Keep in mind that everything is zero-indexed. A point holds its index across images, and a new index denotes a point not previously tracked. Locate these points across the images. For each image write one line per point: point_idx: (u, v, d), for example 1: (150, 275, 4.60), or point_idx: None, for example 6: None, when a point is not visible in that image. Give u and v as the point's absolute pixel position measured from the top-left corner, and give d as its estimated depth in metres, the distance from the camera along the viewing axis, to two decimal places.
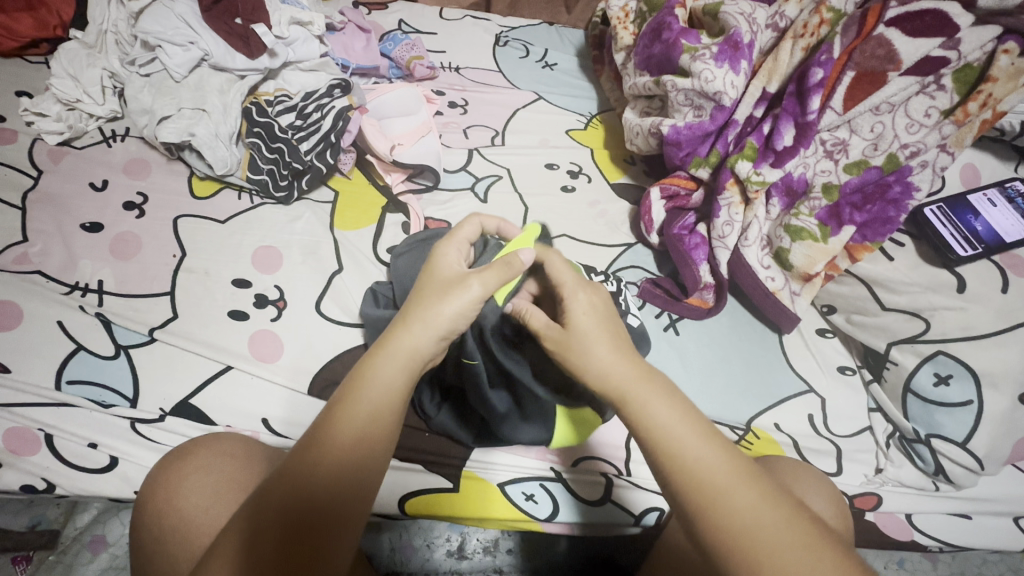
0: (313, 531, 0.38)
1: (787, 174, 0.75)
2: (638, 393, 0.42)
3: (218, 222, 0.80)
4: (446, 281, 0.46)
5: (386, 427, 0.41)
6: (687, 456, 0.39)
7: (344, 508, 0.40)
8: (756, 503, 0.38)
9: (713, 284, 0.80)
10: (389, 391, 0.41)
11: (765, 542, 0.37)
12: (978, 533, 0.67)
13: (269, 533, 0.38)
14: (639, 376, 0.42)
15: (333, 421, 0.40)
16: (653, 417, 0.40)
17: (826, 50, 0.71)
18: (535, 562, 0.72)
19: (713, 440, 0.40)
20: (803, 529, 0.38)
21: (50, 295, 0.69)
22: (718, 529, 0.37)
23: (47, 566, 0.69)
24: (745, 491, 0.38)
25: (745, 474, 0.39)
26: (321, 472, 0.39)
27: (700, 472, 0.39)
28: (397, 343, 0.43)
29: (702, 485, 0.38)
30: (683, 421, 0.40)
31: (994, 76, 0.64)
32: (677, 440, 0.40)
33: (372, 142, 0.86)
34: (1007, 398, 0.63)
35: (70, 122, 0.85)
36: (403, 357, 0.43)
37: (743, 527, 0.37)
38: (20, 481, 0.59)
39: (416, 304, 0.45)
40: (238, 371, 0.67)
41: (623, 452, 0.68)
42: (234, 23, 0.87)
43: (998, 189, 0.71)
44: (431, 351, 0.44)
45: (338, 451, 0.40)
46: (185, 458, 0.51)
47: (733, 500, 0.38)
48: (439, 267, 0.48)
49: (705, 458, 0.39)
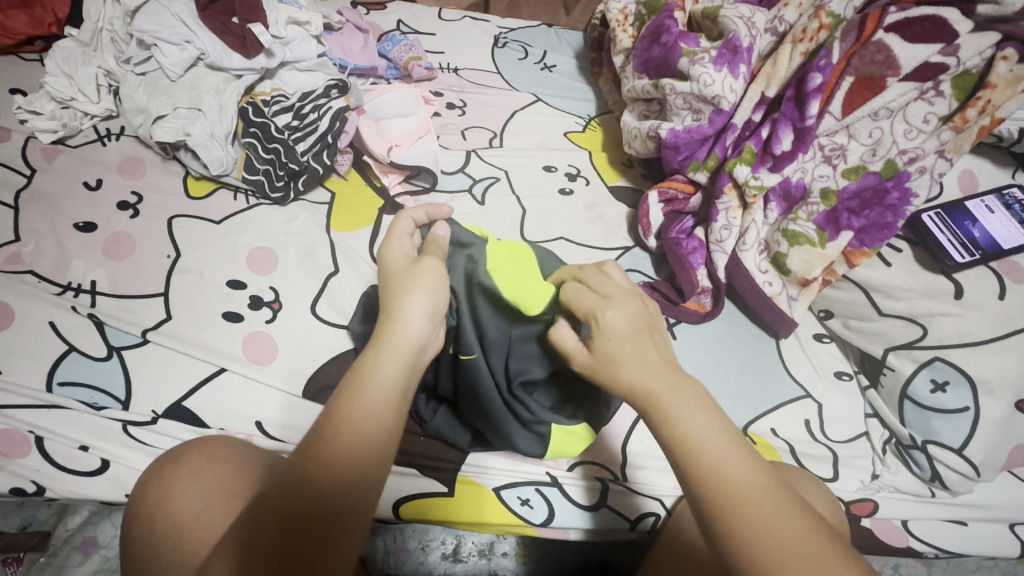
0: (320, 532, 0.38)
1: (786, 179, 0.75)
2: (661, 396, 0.41)
3: (213, 223, 0.79)
4: (417, 270, 0.46)
5: (390, 423, 0.41)
6: (704, 461, 0.39)
7: (348, 509, 0.39)
8: (774, 511, 0.38)
9: (710, 289, 0.80)
10: (393, 389, 0.41)
11: (783, 549, 0.37)
12: (974, 540, 0.67)
13: (273, 534, 0.37)
14: (667, 381, 0.42)
15: (339, 420, 0.40)
16: (674, 422, 0.40)
17: (826, 54, 0.71)
18: (532, 566, 0.71)
19: (732, 447, 0.40)
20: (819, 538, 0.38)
21: (42, 295, 0.69)
22: (736, 532, 0.37)
23: (37, 569, 0.69)
24: (766, 499, 0.38)
25: (764, 482, 0.39)
26: (332, 472, 0.39)
27: (722, 479, 0.38)
28: (388, 338, 0.43)
29: (720, 492, 0.38)
30: (705, 427, 0.40)
31: (993, 83, 0.64)
32: (697, 446, 0.39)
33: (369, 143, 0.85)
34: (1003, 405, 0.63)
35: (64, 120, 0.84)
36: (398, 352, 0.43)
37: (762, 535, 0.37)
38: (10, 484, 0.59)
39: (395, 299, 0.45)
40: (232, 373, 0.67)
41: (620, 457, 0.67)
42: (231, 23, 0.86)
43: (996, 196, 0.71)
44: (422, 342, 0.44)
45: (347, 450, 0.39)
46: (177, 462, 0.50)
47: (752, 508, 0.38)
48: (397, 258, 0.48)
49: (724, 463, 0.39)
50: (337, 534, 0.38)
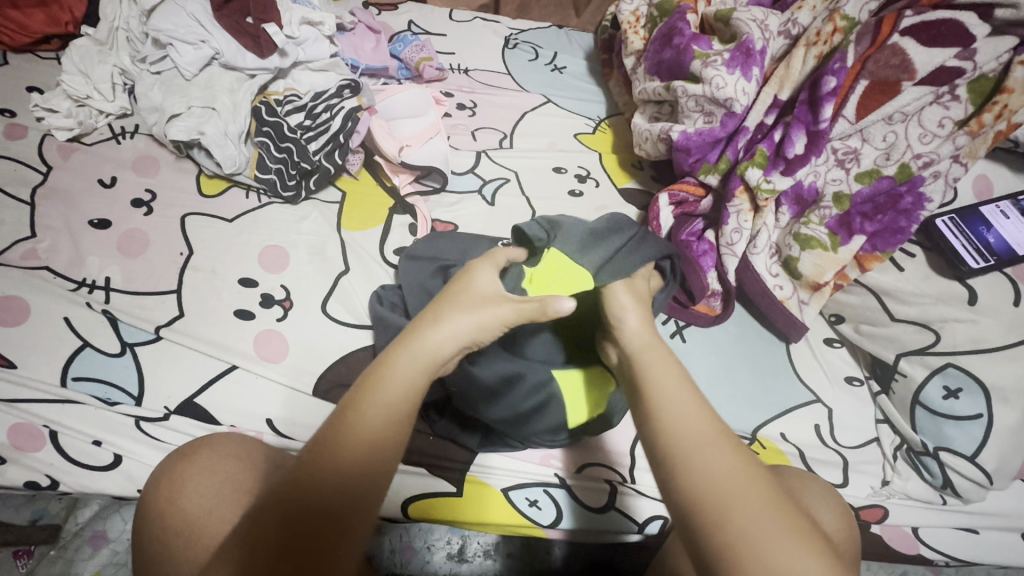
0: (324, 536, 0.37)
1: (798, 183, 0.75)
2: (645, 355, 0.46)
3: (226, 221, 0.80)
4: (480, 298, 0.48)
5: (398, 428, 0.41)
6: (672, 429, 0.40)
7: (343, 513, 0.38)
8: (736, 473, 0.38)
9: (720, 292, 0.79)
10: (409, 393, 0.42)
11: (731, 498, 0.37)
12: (983, 547, 0.66)
13: (267, 528, 0.37)
14: (647, 344, 0.47)
15: (346, 419, 0.40)
16: (650, 382, 0.43)
17: (840, 58, 0.70)
18: (536, 567, 0.71)
19: (701, 409, 0.41)
20: (781, 509, 0.37)
21: (57, 291, 0.69)
22: (693, 496, 0.37)
23: (48, 562, 0.69)
24: (727, 458, 0.39)
25: (725, 439, 0.40)
26: (330, 469, 0.39)
27: (681, 435, 0.40)
28: (418, 345, 0.44)
29: (677, 447, 0.39)
30: (680, 398, 0.42)
31: (1010, 88, 0.63)
32: (669, 419, 0.41)
33: (381, 143, 0.86)
34: (1016, 413, 0.62)
35: (80, 118, 0.85)
36: (424, 359, 0.43)
37: (714, 512, 0.36)
38: (25, 478, 0.60)
39: (440, 313, 0.46)
40: (243, 370, 0.67)
41: (629, 459, 0.67)
42: (246, 23, 0.87)
43: (1011, 201, 0.70)
44: (446, 355, 0.45)
45: (354, 449, 0.39)
46: (189, 456, 0.50)
47: (708, 468, 0.38)
48: (477, 281, 0.50)
49: (691, 430, 0.40)
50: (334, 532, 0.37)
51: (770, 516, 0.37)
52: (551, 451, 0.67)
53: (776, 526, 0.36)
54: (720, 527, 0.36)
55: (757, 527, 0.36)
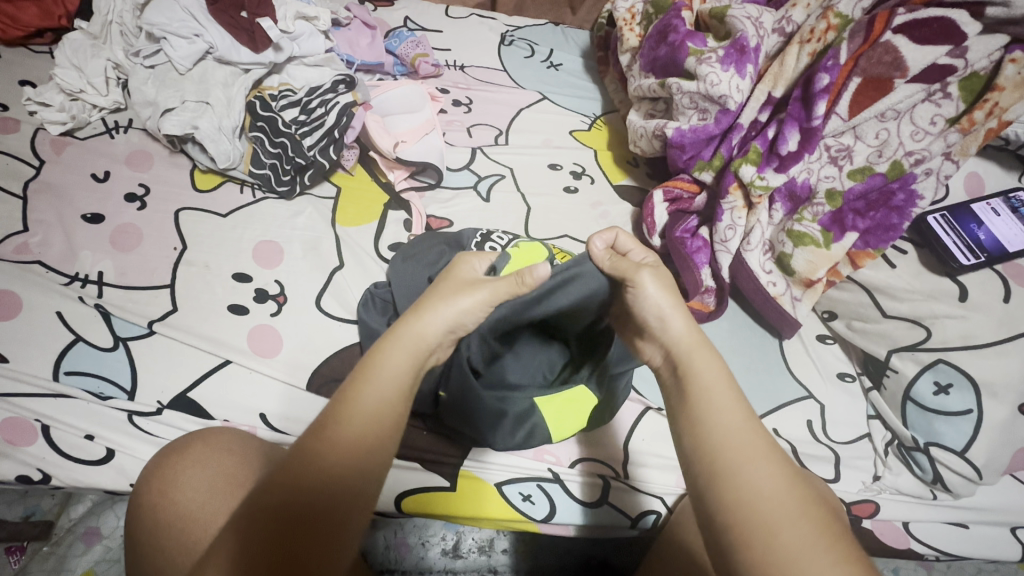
0: (315, 540, 0.37)
1: (791, 179, 0.75)
2: (694, 361, 0.44)
3: (220, 216, 0.79)
4: (460, 282, 0.48)
5: (388, 429, 0.41)
6: (717, 443, 0.39)
7: (337, 515, 0.38)
8: (778, 492, 0.37)
9: (714, 288, 0.80)
10: (393, 392, 0.42)
11: (769, 518, 0.36)
12: (976, 542, 0.67)
13: (263, 526, 0.37)
14: (699, 346, 0.44)
15: (334, 420, 0.40)
16: (698, 390, 0.42)
17: (833, 56, 0.71)
18: (531, 563, 0.72)
19: (748, 425, 0.40)
20: (827, 531, 0.36)
21: (49, 286, 0.69)
22: (729, 509, 0.37)
23: (40, 558, 0.69)
24: (768, 473, 0.38)
25: (768, 456, 0.39)
26: (316, 471, 0.38)
27: (721, 446, 0.39)
28: (404, 334, 0.44)
29: (721, 459, 0.39)
30: (728, 408, 0.41)
31: (1001, 85, 0.64)
32: (716, 427, 0.40)
33: (376, 139, 0.85)
34: (1006, 408, 0.62)
35: (73, 112, 0.85)
36: (413, 349, 0.44)
37: (762, 531, 0.36)
38: (17, 472, 0.59)
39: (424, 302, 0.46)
40: (237, 365, 0.67)
41: (622, 453, 0.67)
42: (240, 17, 0.86)
43: (1002, 199, 0.71)
44: (434, 343, 0.45)
45: (339, 448, 0.39)
46: (181, 452, 0.50)
47: (747, 485, 0.38)
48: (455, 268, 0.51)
49: (738, 447, 0.39)
50: (328, 536, 0.37)
51: (814, 536, 0.36)
52: (544, 447, 0.67)
53: (815, 543, 0.36)
54: (756, 545, 0.36)
55: (798, 547, 0.35)
